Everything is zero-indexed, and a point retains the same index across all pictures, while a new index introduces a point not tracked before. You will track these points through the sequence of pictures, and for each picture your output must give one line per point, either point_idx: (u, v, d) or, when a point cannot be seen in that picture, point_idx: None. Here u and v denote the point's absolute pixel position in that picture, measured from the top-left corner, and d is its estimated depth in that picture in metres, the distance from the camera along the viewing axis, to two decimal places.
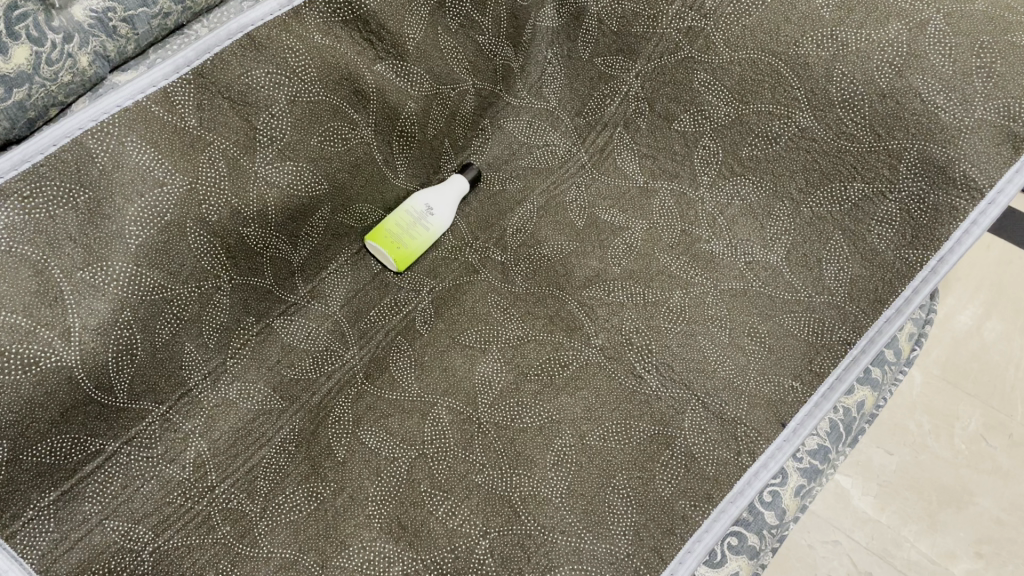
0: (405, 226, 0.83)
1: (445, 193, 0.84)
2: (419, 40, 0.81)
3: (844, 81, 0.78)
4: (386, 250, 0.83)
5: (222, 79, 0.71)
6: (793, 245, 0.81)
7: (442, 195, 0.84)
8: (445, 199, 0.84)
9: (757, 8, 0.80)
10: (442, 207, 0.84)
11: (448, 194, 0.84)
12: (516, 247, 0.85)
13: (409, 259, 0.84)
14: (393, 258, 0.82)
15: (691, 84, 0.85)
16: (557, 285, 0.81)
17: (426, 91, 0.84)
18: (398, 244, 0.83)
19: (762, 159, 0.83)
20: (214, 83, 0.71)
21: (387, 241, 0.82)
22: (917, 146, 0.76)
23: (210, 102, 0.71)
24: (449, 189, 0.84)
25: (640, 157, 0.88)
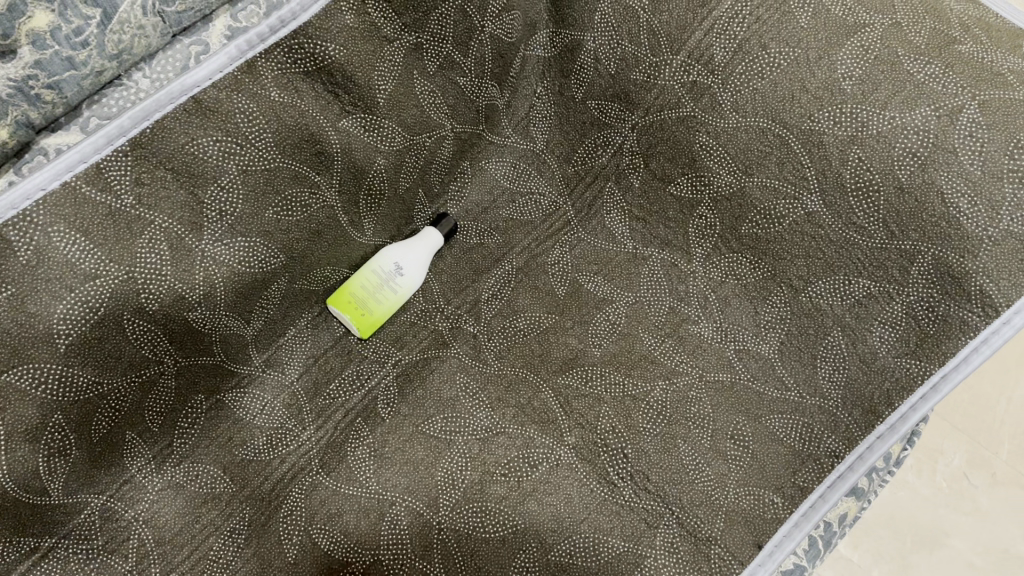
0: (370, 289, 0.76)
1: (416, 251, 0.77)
2: (392, 89, 0.72)
3: (860, 166, 0.70)
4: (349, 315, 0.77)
5: (162, 147, 0.62)
6: (789, 338, 0.75)
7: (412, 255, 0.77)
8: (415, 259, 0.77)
9: (773, 71, 0.72)
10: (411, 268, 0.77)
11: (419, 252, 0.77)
12: (491, 318, 0.79)
13: (380, 324, 0.78)
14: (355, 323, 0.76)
15: (692, 145, 0.77)
16: (532, 367, 0.76)
17: (398, 145, 0.75)
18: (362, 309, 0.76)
19: (762, 238, 0.76)
20: (155, 154, 0.62)
21: (357, 311, 0.76)
22: (934, 251, 0.69)
23: (150, 175, 0.63)
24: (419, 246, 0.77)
25: (631, 220, 0.81)
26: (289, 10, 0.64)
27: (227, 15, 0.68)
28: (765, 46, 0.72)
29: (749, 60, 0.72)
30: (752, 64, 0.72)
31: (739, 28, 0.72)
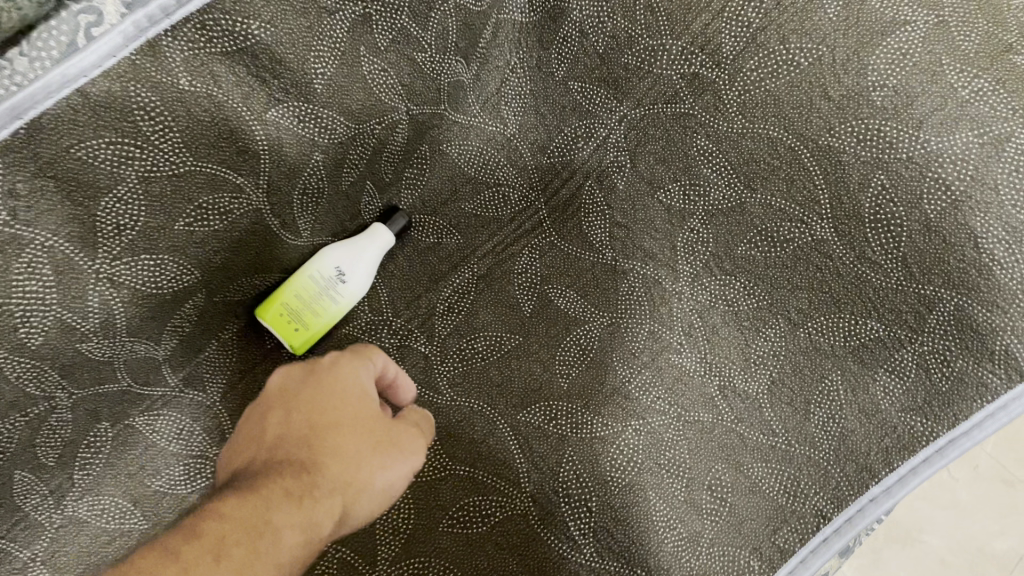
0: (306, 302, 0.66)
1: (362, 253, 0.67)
2: (334, 72, 0.60)
3: (879, 194, 0.60)
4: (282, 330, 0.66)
5: (41, 152, 0.51)
6: (781, 376, 0.66)
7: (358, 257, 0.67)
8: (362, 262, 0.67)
9: (789, 72, 0.61)
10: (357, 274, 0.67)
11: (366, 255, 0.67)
12: (445, 336, 0.70)
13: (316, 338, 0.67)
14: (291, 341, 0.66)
15: (688, 148, 0.67)
16: (489, 397, 0.68)
17: (339, 136, 0.63)
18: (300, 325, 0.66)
19: (761, 262, 0.66)
20: (32, 161, 0.50)
21: (288, 328, 0.66)
22: (957, 300, 0.59)
23: (26, 184, 0.51)
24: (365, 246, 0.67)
25: (610, 227, 0.71)
26: None
27: None
28: (785, 40, 0.60)
29: (765, 56, 0.61)
30: (768, 58, 0.61)
31: (754, 14, 0.60)
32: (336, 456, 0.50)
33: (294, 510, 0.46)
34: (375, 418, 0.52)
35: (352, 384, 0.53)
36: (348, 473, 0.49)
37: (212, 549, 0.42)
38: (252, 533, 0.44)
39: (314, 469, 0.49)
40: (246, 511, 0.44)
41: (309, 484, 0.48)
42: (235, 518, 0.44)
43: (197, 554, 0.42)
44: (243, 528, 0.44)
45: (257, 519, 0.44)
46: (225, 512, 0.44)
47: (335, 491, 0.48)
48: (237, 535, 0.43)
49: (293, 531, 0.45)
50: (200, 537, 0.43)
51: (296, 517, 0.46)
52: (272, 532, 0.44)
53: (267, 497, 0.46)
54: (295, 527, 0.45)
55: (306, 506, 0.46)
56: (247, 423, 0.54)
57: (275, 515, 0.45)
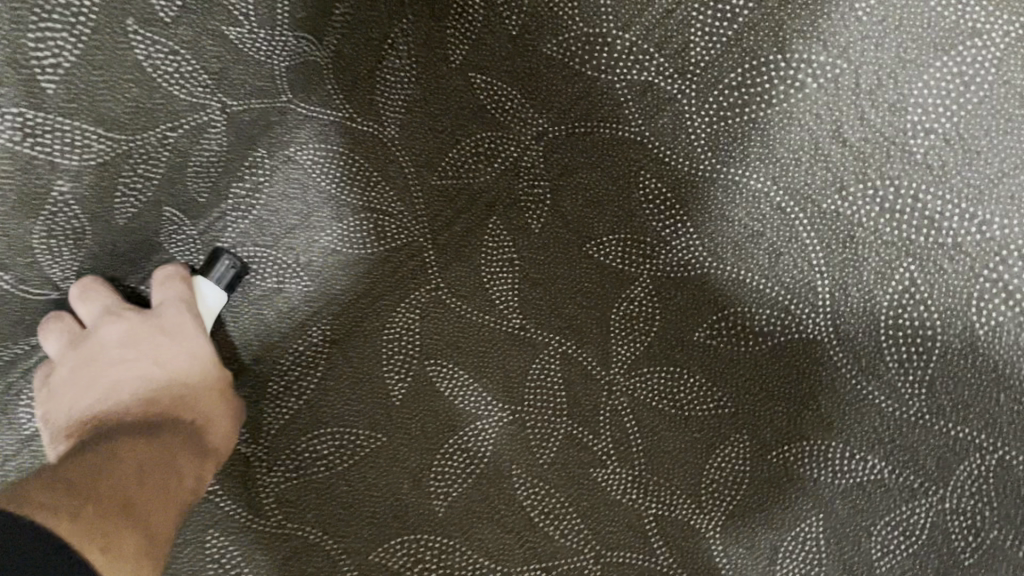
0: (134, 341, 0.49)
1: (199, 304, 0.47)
2: (77, 60, 0.38)
3: (906, 293, 0.41)
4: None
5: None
6: (742, 513, 0.47)
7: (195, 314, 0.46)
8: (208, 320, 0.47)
9: (788, 94, 0.41)
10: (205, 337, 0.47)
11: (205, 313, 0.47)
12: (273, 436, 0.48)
13: None
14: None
15: (633, 186, 0.46)
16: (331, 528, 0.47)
17: (98, 154, 0.41)
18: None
19: (724, 357, 0.46)
20: None
21: None
22: (1005, 453, 0.41)
23: None
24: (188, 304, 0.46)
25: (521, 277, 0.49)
26: None
27: None
28: (784, 46, 0.40)
29: (752, 68, 0.41)
30: (755, 72, 0.41)
31: (741, 1, 0.40)
32: (181, 439, 0.42)
33: (141, 512, 0.36)
34: (204, 413, 0.44)
35: (186, 360, 0.45)
36: (187, 464, 0.41)
37: (70, 517, 0.32)
38: (107, 522, 0.34)
39: (150, 450, 0.40)
40: (97, 498, 0.35)
41: (159, 469, 0.39)
42: (82, 508, 0.33)
43: (67, 528, 0.32)
44: (97, 522, 0.33)
45: (106, 522, 0.34)
46: (86, 479, 0.35)
47: (179, 488, 0.40)
48: (98, 520, 0.33)
49: (131, 537, 0.34)
50: (73, 506, 0.33)
51: (143, 517, 0.36)
52: (113, 549, 0.33)
53: (116, 499, 0.35)
54: (128, 532, 0.34)
55: (161, 499, 0.38)
56: (50, 404, 0.44)
57: (123, 511, 0.35)
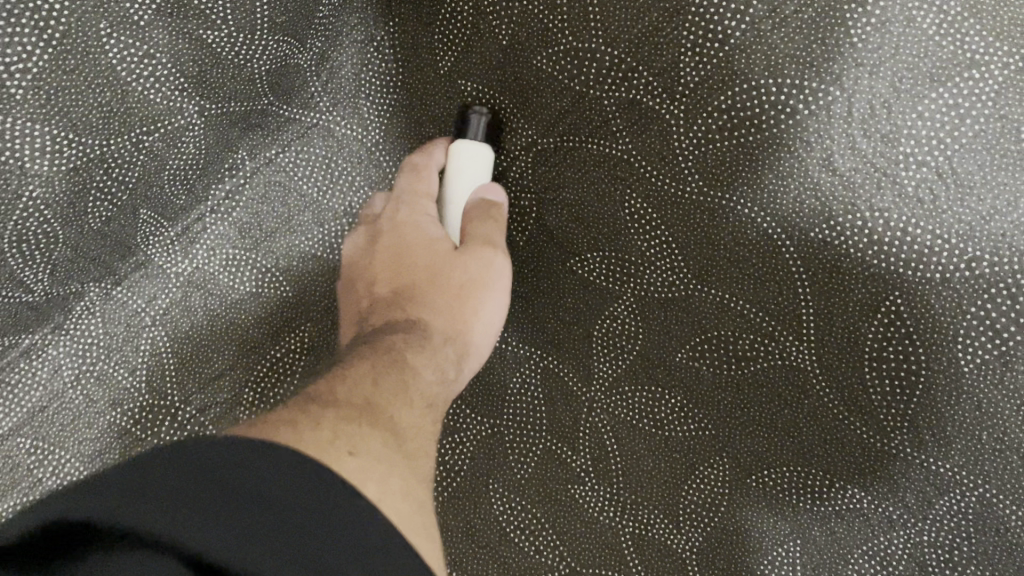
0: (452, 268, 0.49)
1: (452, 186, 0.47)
2: (46, 66, 0.37)
3: (891, 328, 0.40)
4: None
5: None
6: (718, 535, 0.47)
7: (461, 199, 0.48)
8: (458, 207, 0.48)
9: (777, 121, 0.39)
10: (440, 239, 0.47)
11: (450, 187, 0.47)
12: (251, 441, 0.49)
13: None
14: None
15: (617, 207, 0.45)
16: None
17: (70, 160, 0.40)
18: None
19: (704, 381, 0.46)
20: None
21: None
22: (983, 491, 0.40)
23: None
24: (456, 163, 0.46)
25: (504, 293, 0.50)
26: None
27: None
28: (773, 69, 0.39)
29: (743, 91, 0.39)
30: (744, 97, 0.39)
31: (734, 23, 0.39)
32: (425, 340, 0.44)
33: (410, 436, 0.38)
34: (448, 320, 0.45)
35: (419, 267, 0.47)
36: (440, 372, 0.43)
37: (328, 435, 0.33)
38: (400, 455, 0.36)
39: (417, 370, 0.41)
40: (352, 416, 0.36)
41: (424, 381, 0.41)
42: (382, 444, 0.35)
43: (321, 442, 0.32)
44: (382, 449, 0.35)
45: (383, 442, 0.35)
46: (344, 399, 0.37)
47: (437, 405, 0.42)
48: (386, 445, 0.35)
49: (388, 428, 0.37)
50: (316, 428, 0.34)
51: (414, 439, 0.38)
52: (402, 477, 0.34)
53: (386, 420, 0.37)
54: (409, 460, 0.36)
55: (420, 411, 0.40)
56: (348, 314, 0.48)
57: (399, 429, 0.37)
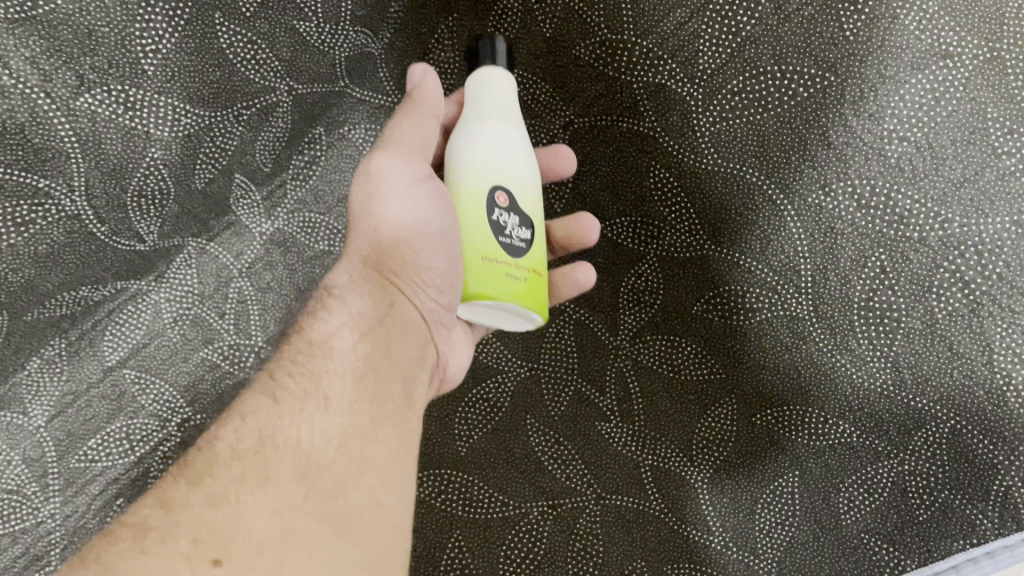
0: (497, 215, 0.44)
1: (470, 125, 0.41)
2: (174, 48, 0.45)
3: (876, 280, 0.47)
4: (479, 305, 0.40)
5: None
6: (728, 466, 0.54)
7: (467, 129, 0.41)
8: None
9: (781, 103, 0.46)
10: (466, 158, 0.40)
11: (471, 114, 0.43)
12: None
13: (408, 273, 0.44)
14: (518, 303, 0.39)
15: (643, 176, 0.52)
16: None
17: (184, 128, 0.48)
18: (504, 281, 0.39)
19: (717, 330, 0.52)
20: None
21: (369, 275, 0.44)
22: (954, 423, 0.47)
23: None
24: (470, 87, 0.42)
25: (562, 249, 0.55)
26: None
27: None
28: (780, 59, 0.45)
29: (751, 77, 0.46)
30: (755, 82, 0.46)
31: (746, 19, 0.45)
32: (357, 294, 0.40)
33: (335, 442, 0.34)
34: (380, 255, 0.41)
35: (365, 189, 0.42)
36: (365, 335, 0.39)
37: (179, 555, 0.29)
38: (303, 496, 0.32)
39: (337, 365, 0.37)
40: (232, 480, 0.32)
41: (351, 367, 0.37)
42: (281, 488, 0.32)
43: (177, 554, 0.29)
44: (275, 508, 0.31)
45: (276, 510, 0.31)
46: (221, 456, 0.33)
47: (391, 373, 0.38)
48: (288, 487, 0.32)
49: (263, 424, 0.34)
50: (176, 534, 0.30)
51: (341, 449, 0.34)
52: (302, 516, 0.31)
53: (279, 467, 0.33)
54: (326, 492, 0.33)
55: (353, 403, 0.36)
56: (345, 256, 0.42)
57: (309, 457, 0.33)
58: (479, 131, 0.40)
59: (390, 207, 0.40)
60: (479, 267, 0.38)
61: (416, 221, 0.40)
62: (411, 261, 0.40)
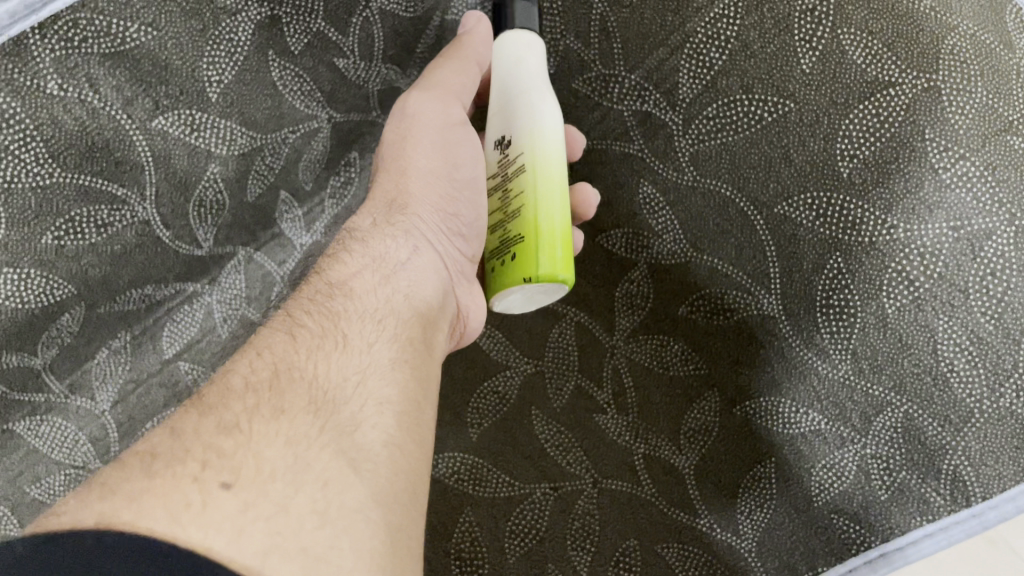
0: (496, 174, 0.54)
1: (542, 99, 0.50)
2: (234, 79, 0.54)
3: (835, 281, 0.53)
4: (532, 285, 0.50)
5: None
6: (712, 453, 0.59)
7: (537, 100, 0.50)
8: (500, 107, 0.52)
9: (750, 126, 0.53)
10: (540, 129, 0.50)
11: (508, 80, 0.52)
12: None
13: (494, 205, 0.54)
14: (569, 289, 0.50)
15: (634, 193, 0.59)
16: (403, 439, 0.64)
17: (241, 147, 0.57)
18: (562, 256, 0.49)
19: (700, 328, 0.59)
20: None
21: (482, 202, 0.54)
22: (907, 408, 0.53)
23: None
24: (514, 52, 0.51)
25: None
26: None
27: None
28: (748, 89, 0.53)
29: (723, 104, 0.54)
30: (727, 107, 0.54)
31: (717, 55, 0.53)
32: (392, 229, 0.52)
33: (349, 382, 0.43)
34: (408, 195, 0.54)
35: (402, 136, 0.55)
36: (388, 274, 0.50)
37: (190, 475, 0.35)
38: (319, 428, 0.39)
39: (349, 314, 0.46)
40: (247, 411, 0.39)
41: (362, 315, 0.46)
42: (295, 420, 0.39)
43: (191, 474, 0.35)
44: (288, 437, 0.38)
45: (288, 438, 0.38)
46: (241, 387, 0.40)
47: (409, 314, 0.48)
48: (301, 419, 0.39)
49: (284, 361, 0.42)
50: (187, 457, 0.36)
51: (352, 390, 0.42)
52: (316, 446, 0.38)
53: (293, 401, 0.40)
54: (336, 428, 0.40)
55: (368, 349, 0.45)
56: (382, 198, 0.54)
57: (325, 398, 0.41)
58: (543, 106, 0.50)
59: (425, 147, 0.54)
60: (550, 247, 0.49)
61: (450, 162, 0.54)
62: (439, 201, 0.54)
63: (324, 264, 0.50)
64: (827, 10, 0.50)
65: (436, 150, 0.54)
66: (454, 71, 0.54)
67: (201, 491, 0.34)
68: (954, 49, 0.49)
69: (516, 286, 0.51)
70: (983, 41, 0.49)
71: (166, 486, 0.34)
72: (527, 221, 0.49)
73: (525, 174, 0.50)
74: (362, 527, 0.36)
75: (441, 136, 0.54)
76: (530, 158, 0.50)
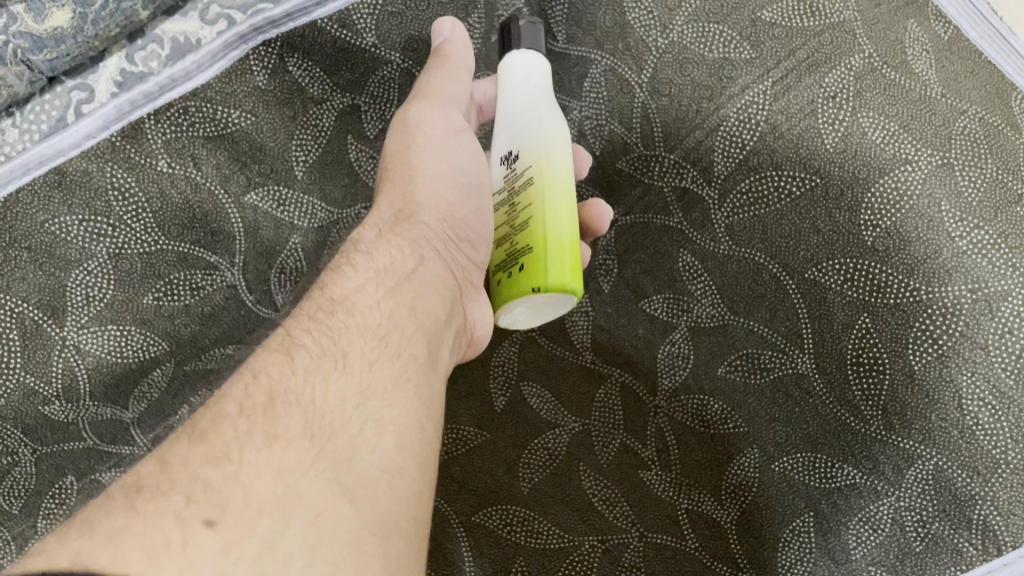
0: (502, 191, 0.55)
1: (551, 117, 0.53)
2: (317, 159, 0.61)
3: (864, 342, 0.58)
4: (539, 296, 0.51)
5: (20, 223, 0.58)
6: (753, 507, 0.62)
7: (544, 115, 0.53)
8: (508, 122, 0.54)
9: (782, 198, 0.59)
10: (548, 143, 0.52)
11: (516, 98, 0.54)
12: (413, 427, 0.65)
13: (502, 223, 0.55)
14: (576, 300, 0.52)
15: (675, 260, 0.62)
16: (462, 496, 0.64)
17: (320, 221, 0.61)
18: (570, 267, 0.51)
19: (738, 387, 0.62)
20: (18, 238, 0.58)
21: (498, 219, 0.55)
22: (937, 460, 0.58)
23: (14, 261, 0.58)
24: (520, 71, 0.54)
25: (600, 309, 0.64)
26: (182, 68, 0.58)
27: (121, 56, 0.57)
28: (778, 166, 0.59)
29: (758, 178, 0.59)
30: (760, 183, 0.59)
31: (749, 136, 0.59)
32: (399, 242, 0.52)
33: (347, 404, 0.42)
34: (415, 205, 0.54)
35: (403, 147, 0.56)
36: (392, 288, 0.49)
37: (170, 512, 0.35)
38: (316, 456, 0.39)
39: (350, 332, 0.46)
40: (237, 439, 0.38)
41: (362, 332, 0.46)
42: (288, 448, 0.39)
43: (170, 513, 0.35)
44: (278, 468, 0.38)
45: (278, 470, 0.38)
46: (232, 412, 0.40)
47: (411, 333, 0.48)
48: (294, 447, 0.39)
49: (280, 384, 0.42)
50: (170, 491, 0.36)
51: (350, 411, 0.42)
52: (311, 476, 0.38)
53: (287, 426, 0.40)
54: (333, 455, 0.40)
55: (370, 368, 0.44)
56: (389, 207, 0.55)
57: (323, 421, 0.41)
58: (548, 121, 0.53)
59: (428, 154, 0.55)
60: (557, 259, 0.50)
61: (455, 168, 0.55)
62: (447, 211, 0.54)
63: (324, 279, 0.49)
64: (847, 96, 0.58)
65: (439, 159, 0.55)
66: (445, 79, 0.56)
67: (182, 530, 0.34)
68: (965, 130, 0.57)
69: (523, 296, 0.52)
70: (990, 124, 0.57)
71: (147, 524, 0.34)
72: (535, 236, 0.51)
73: (534, 188, 0.51)
74: (351, 564, 0.36)
75: (443, 144, 0.55)
76: (537, 170, 0.51)
